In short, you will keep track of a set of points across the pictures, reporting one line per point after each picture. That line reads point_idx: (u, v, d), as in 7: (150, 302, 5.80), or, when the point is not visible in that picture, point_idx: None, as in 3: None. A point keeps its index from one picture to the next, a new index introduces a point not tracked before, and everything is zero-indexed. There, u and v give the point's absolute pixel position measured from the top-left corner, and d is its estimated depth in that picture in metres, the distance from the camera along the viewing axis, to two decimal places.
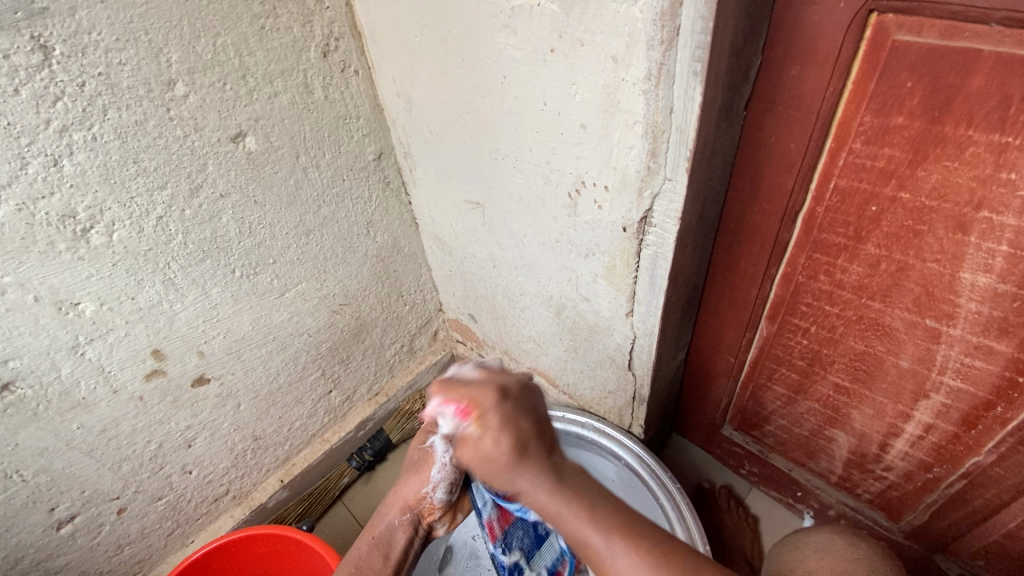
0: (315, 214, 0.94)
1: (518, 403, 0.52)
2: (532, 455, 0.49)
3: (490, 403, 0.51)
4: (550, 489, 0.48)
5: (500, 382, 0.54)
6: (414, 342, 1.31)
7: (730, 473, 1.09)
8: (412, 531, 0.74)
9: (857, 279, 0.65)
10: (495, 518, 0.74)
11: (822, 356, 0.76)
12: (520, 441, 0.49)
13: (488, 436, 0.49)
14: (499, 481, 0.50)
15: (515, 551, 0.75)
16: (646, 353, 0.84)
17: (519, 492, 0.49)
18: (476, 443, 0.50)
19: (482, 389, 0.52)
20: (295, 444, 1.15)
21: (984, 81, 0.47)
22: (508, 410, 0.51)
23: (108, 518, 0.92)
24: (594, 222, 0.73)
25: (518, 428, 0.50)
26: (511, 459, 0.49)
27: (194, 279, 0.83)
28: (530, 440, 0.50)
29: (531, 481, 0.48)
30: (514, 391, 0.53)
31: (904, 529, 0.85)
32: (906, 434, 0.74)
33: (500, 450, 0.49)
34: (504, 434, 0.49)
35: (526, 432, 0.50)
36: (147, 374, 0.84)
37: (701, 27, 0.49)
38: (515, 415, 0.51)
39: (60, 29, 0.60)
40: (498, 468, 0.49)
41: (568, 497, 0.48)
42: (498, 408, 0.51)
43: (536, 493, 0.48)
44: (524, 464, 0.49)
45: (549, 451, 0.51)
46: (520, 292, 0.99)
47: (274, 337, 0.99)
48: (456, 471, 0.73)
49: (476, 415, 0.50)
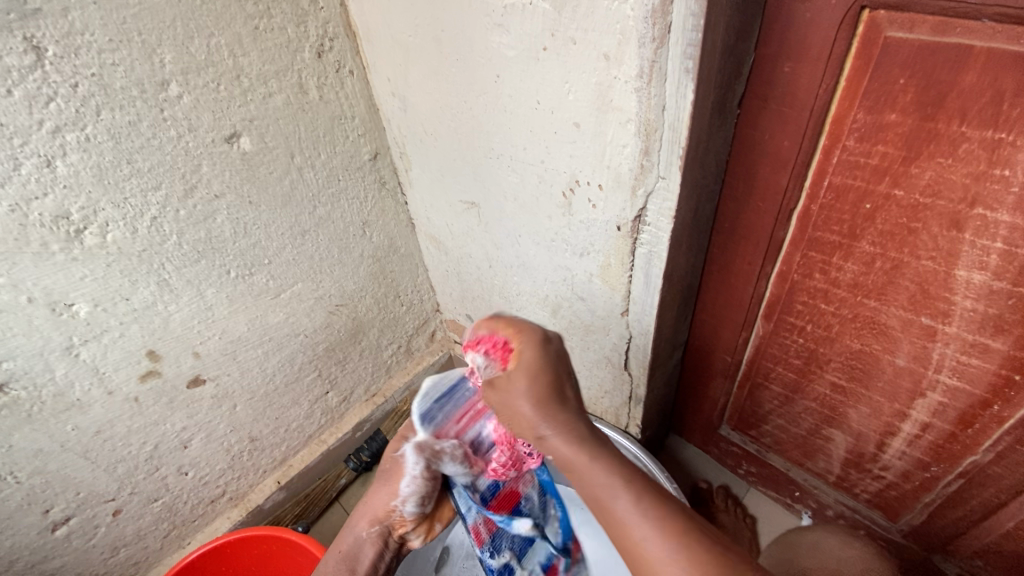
0: (311, 215, 0.94)
1: (559, 351, 0.54)
2: (561, 400, 0.51)
3: (530, 340, 0.54)
4: (577, 439, 0.49)
5: (542, 327, 0.57)
6: (411, 343, 1.31)
7: (728, 473, 1.09)
8: (382, 544, 0.73)
9: (852, 277, 0.65)
10: (480, 524, 0.72)
11: (819, 355, 0.75)
12: (549, 383, 0.51)
13: (520, 369, 0.52)
14: (523, 421, 0.51)
15: (505, 554, 0.74)
16: (642, 353, 0.83)
17: (542, 434, 0.50)
18: (508, 376, 0.52)
19: (523, 325, 0.56)
20: (292, 445, 1.15)
21: (977, 77, 0.46)
22: (544, 351, 0.53)
23: (104, 520, 0.91)
24: (588, 221, 0.73)
25: (551, 372, 0.52)
26: (541, 398, 0.50)
27: (189, 279, 0.83)
28: (562, 385, 0.52)
29: (560, 426, 0.49)
30: (556, 340, 0.56)
31: (902, 528, 0.85)
32: (903, 433, 0.73)
33: (523, 390, 0.51)
34: (537, 362, 0.52)
35: (557, 376, 0.52)
36: (142, 375, 0.84)
37: (692, 24, 0.49)
38: (550, 357, 0.53)
39: (53, 30, 0.60)
40: (524, 403, 0.50)
41: (595, 450, 0.48)
42: (536, 347, 0.53)
43: (563, 439, 0.49)
44: (550, 411, 0.50)
45: (578, 405, 0.52)
46: (517, 292, 0.99)
47: (271, 338, 0.99)
48: (426, 485, 0.71)
49: (514, 347, 0.53)
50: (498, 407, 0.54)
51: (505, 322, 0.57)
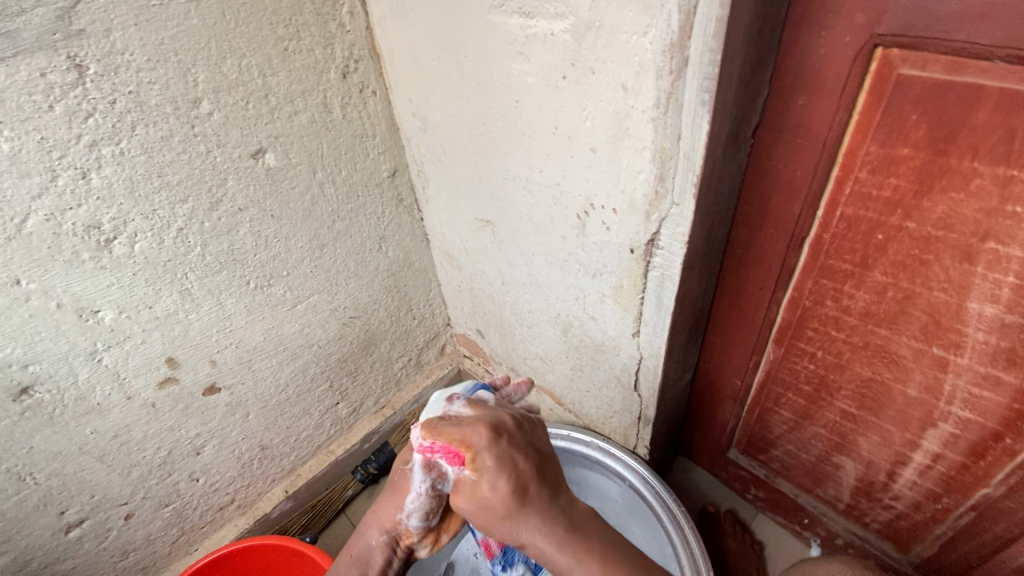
0: (329, 229, 0.96)
1: (510, 443, 0.55)
2: (523, 501, 0.53)
3: (482, 444, 0.54)
4: (546, 534, 0.53)
5: (491, 418, 0.57)
6: (421, 356, 1.32)
7: (736, 497, 1.08)
8: (390, 551, 0.74)
9: (864, 305, 0.66)
10: (490, 538, 0.78)
11: (829, 382, 0.76)
12: (512, 485, 0.53)
13: (484, 480, 0.53)
14: (499, 527, 0.54)
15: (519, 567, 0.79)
16: (653, 373, 0.84)
17: (518, 536, 0.54)
18: (474, 487, 0.53)
19: (473, 427, 0.56)
20: (301, 455, 1.16)
21: (988, 115, 0.48)
22: (499, 450, 0.54)
23: (116, 524, 0.93)
24: (601, 243, 0.74)
25: (515, 473, 0.54)
26: (505, 506, 0.53)
27: (210, 289, 0.85)
28: (530, 484, 0.54)
29: (535, 531, 0.53)
30: (508, 431, 0.56)
31: (913, 560, 0.84)
32: (914, 463, 0.73)
33: (491, 498, 0.53)
34: (500, 472, 0.53)
35: (518, 475, 0.54)
36: (160, 381, 0.86)
37: (709, 59, 0.50)
38: (509, 456, 0.54)
39: (95, 49, 0.63)
40: (493, 514, 0.53)
41: (571, 544, 0.53)
42: (490, 450, 0.54)
43: (538, 541, 0.53)
44: (518, 510, 0.53)
45: (543, 496, 0.54)
46: (528, 309, 1.00)
47: (285, 348, 1.01)
48: (429, 503, 0.70)
49: (468, 462, 0.54)
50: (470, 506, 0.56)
51: (450, 430, 0.56)
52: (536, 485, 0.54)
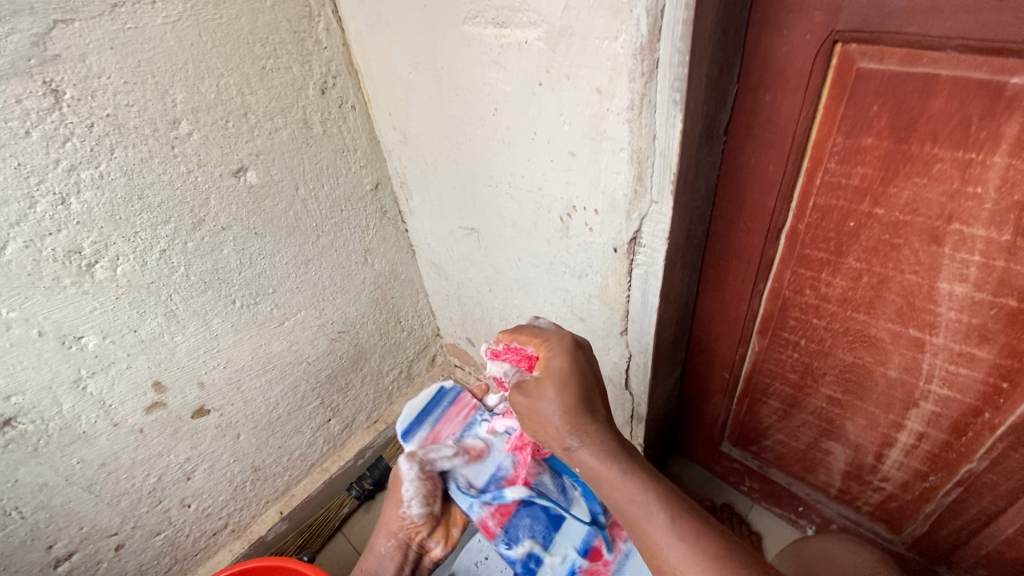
0: (314, 244, 0.96)
1: (578, 357, 0.66)
2: (581, 418, 0.61)
3: (552, 351, 0.67)
4: (597, 454, 0.59)
5: (564, 334, 0.69)
6: (412, 368, 1.31)
7: (730, 491, 1.09)
8: (401, 557, 0.75)
9: (841, 292, 0.68)
10: (487, 517, 0.75)
11: (814, 369, 0.77)
12: (574, 400, 0.61)
13: (548, 380, 0.64)
14: (551, 432, 0.62)
15: (525, 541, 0.75)
16: (642, 370, 0.85)
17: (569, 441, 0.61)
18: (536, 391, 0.64)
19: (549, 337, 0.68)
20: (294, 474, 1.15)
21: (945, 103, 0.50)
22: (562, 361, 0.65)
23: (106, 555, 0.90)
24: (585, 245, 0.76)
25: (572, 386, 0.62)
26: (563, 413, 0.61)
27: (195, 310, 0.85)
28: (583, 402, 0.62)
29: (580, 441, 0.60)
30: (577, 355, 0.66)
31: (906, 540, 0.85)
32: (900, 443, 0.75)
33: (553, 403, 0.62)
34: (561, 368, 0.64)
35: (580, 393, 0.62)
36: (148, 406, 0.85)
37: (678, 60, 0.52)
38: (573, 369, 0.64)
39: (71, 74, 0.63)
40: (549, 419, 0.62)
41: (613, 459, 0.58)
42: (557, 355, 0.66)
43: (585, 451, 0.59)
44: (573, 421, 0.60)
45: (599, 421, 0.61)
46: (517, 315, 1.01)
47: (274, 366, 1.00)
48: (425, 483, 0.77)
49: (541, 360, 0.66)
50: (525, 411, 0.64)
51: (530, 336, 0.70)
52: (588, 400, 0.62)
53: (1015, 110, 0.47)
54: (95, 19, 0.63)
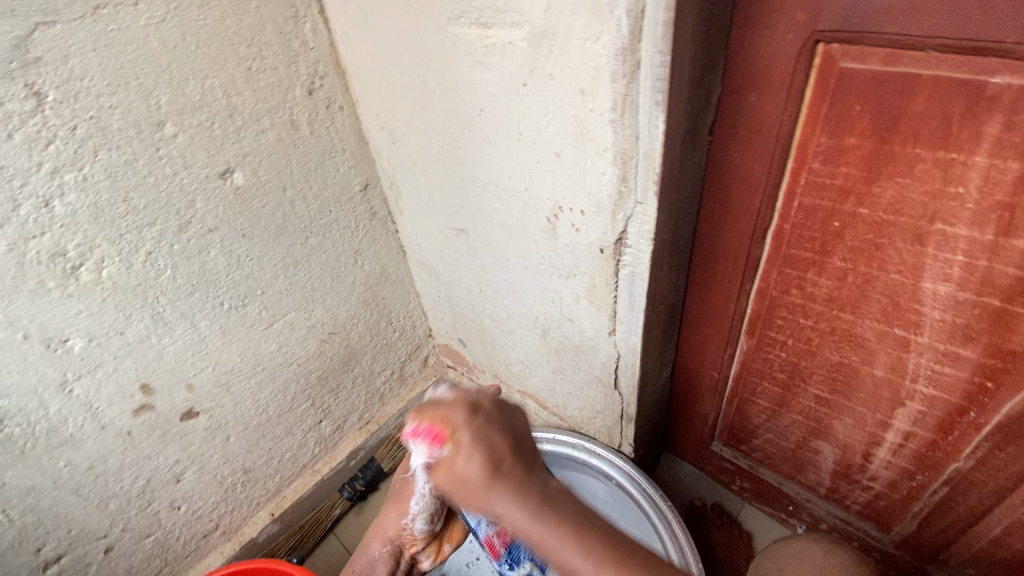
0: (302, 245, 0.96)
1: (490, 417, 0.51)
2: (506, 477, 0.46)
3: (461, 419, 0.50)
4: (532, 512, 0.45)
5: (470, 399, 0.53)
6: (404, 369, 1.31)
7: (722, 490, 1.09)
8: (393, 563, 0.76)
9: (827, 291, 0.67)
10: (492, 536, 0.79)
11: (802, 369, 0.77)
12: (495, 458, 0.47)
13: (461, 454, 0.47)
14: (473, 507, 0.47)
15: (525, 565, 0.79)
16: (631, 371, 0.85)
17: (496, 516, 0.46)
18: (451, 466, 0.47)
19: (451, 409, 0.51)
20: (285, 476, 1.14)
21: (926, 103, 0.50)
22: (479, 424, 0.49)
23: (95, 558, 0.90)
24: (572, 245, 0.75)
25: (494, 447, 0.48)
26: (486, 479, 0.46)
27: (183, 312, 0.84)
28: (506, 458, 0.47)
29: (512, 507, 0.45)
30: (486, 408, 0.52)
31: (894, 538, 0.85)
32: (887, 443, 0.75)
33: (473, 469, 0.46)
34: (477, 443, 0.48)
35: (501, 448, 0.48)
36: (135, 409, 0.85)
37: (659, 60, 0.52)
38: (489, 433, 0.49)
39: (52, 76, 0.63)
40: (473, 491, 0.46)
41: (556, 524, 0.45)
42: (469, 423, 0.49)
43: (515, 517, 0.45)
44: (498, 485, 0.46)
45: (526, 472, 0.48)
46: (507, 316, 1.01)
47: (264, 368, 1.00)
48: (434, 501, 0.73)
49: (447, 434, 0.48)
50: (446, 489, 0.48)
51: (430, 412, 0.51)
52: (512, 462, 0.47)
53: (994, 110, 0.47)
54: (77, 21, 0.63)
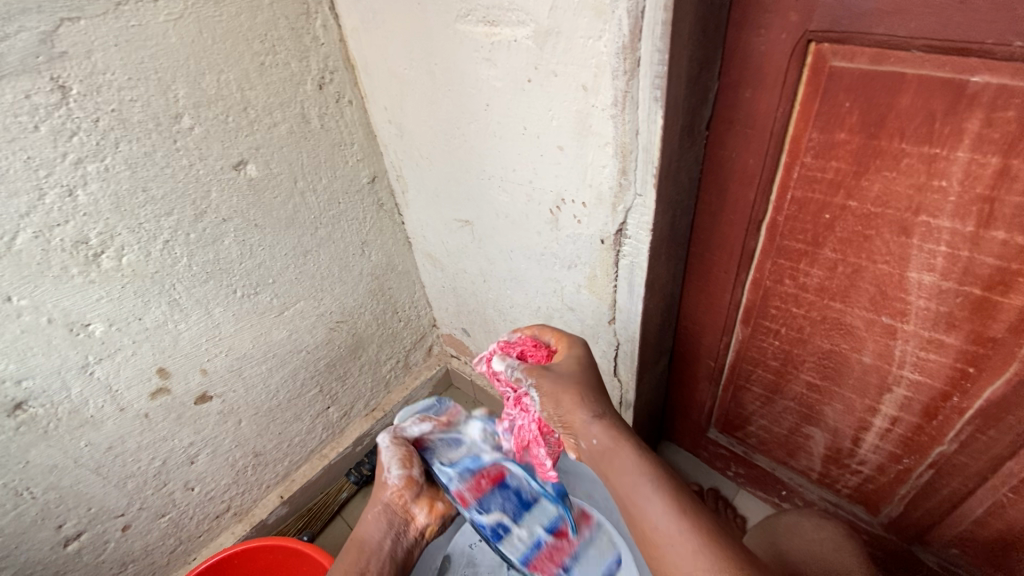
0: (312, 236, 0.99)
1: (596, 361, 0.70)
2: (595, 396, 0.63)
3: (576, 350, 0.69)
4: (606, 426, 0.60)
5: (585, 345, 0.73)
6: (409, 358, 1.34)
7: (718, 476, 1.12)
8: (389, 523, 0.69)
9: (818, 281, 0.70)
10: (463, 489, 0.72)
11: (794, 356, 0.80)
12: (589, 382, 0.65)
13: (563, 367, 0.67)
14: (559, 408, 0.63)
15: (497, 512, 0.74)
16: (630, 358, 0.88)
17: (578, 422, 0.61)
18: (554, 371, 0.66)
19: (569, 335, 0.73)
20: (294, 460, 1.18)
21: (911, 100, 0.53)
22: (585, 359, 0.68)
23: (113, 535, 0.93)
24: (574, 236, 0.78)
25: (590, 374, 0.66)
26: (578, 388, 0.63)
27: (198, 299, 0.87)
28: (597, 386, 0.65)
29: (592, 415, 0.61)
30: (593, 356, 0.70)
31: (883, 521, 0.88)
32: (875, 427, 0.78)
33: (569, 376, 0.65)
34: (578, 360, 0.68)
35: (593, 379, 0.66)
36: (152, 392, 0.88)
37: (658, 59, 0.55)
38: (588, 365, 0.67)
39: (77, 71, 0.65)
40: (565, 394, 0.63)
41: (620, 439, 0.59)
42: (579, 354, 0.69)
43: (591, 425, 0.60)
44: (587, 398, 0.62)
45: (608, 403, 0.64)
46: (510, 305, 1.04)
47: (274, 354, 1.03)
48: (402, 448, 0.74)
49: (563, 353, 0.70)
50: (540, 389, 0.65)
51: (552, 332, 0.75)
52: (601, 388, 0.65)
53: (974, 108, 0.50)
54: (100, 17, 0.65)
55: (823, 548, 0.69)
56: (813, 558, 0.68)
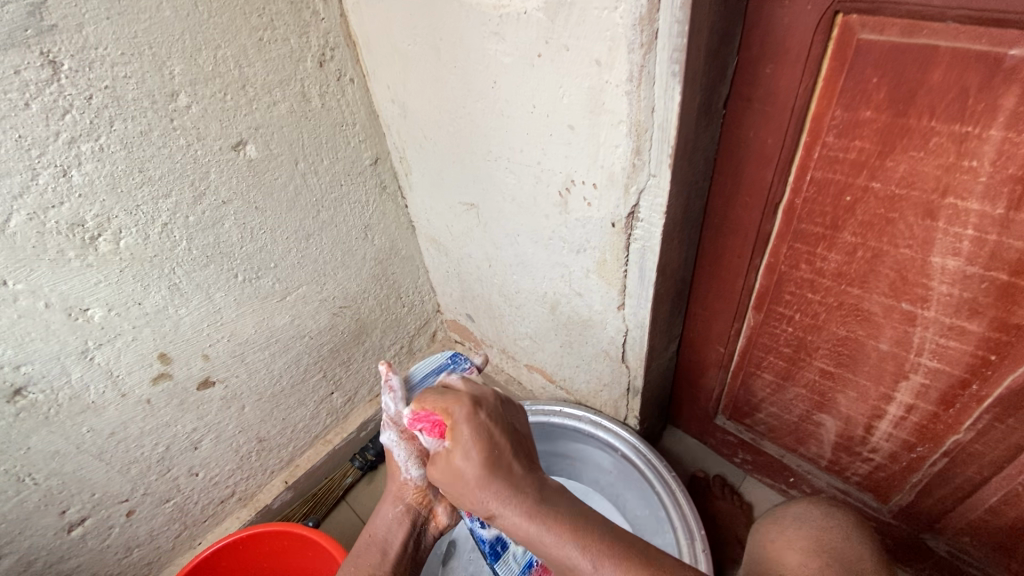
0: (314, 219, 0.97)
1: (489, 414, 0.62)
2: (498, 474, 0.57)
3: (461, 415, 0.61)
4: (519, 507, 0.55)
5: (473, 394, 0.65)
6: (413, 343, 1.33)
7: (724, 462, 1.11)
8: (409, 523, 0.74)
9: (836, 266, 0.68)
10: None
11: (807, 343, 0.79)
12: (486, 458, 0.58)
13: (460, 452, 0.59)
14: (473, 501, 0.59)
15: (493, 527, 0.83)
16: (639, 344, 0.86)
17: (490, 511, 0.57)
18: (450, 459, 0.60)
19: (455, 397, 0.63)
20: (298, 445, 1.17)
21: (943, 75, 0.50)
22: (478, 424, 0.61)
23: (118, 520, 0.93)
24: (584, 219, 0.76)
25: (485, 447, 0.59)
26: (478, 474, 0.57)
27: (198, 283, 0.86)
28: (500, 455, 0.59)
29: (500, 501, 0.56)
30: (485, 407, 0.63)
31: (892, 509, 0.87)
32: (889, 415, 0.76)
33: (469, 464, 0.58)
34: (473, 436, 0.59)
35: (494, 447, 0.59)
36: (154, 377, 0.87)
37: (677, 30, 0.52)
38: (484, 434, 0.60)
39: (67, 45, 0.63)
40: (469, 485, 0.58)
41: (534, 517, 0.55)
42: (469, 421, 0.61)
43: (502, 511, 0.56)
44: (490, 479, 0.57)
45: (514, 470, 0.58)
46: (515, 291, 1.02)
47: (277, 340, 1.01)
48: (414, 443, 0.73)
49: (450, 428, 0.60)
50: (444, 477, 0.61)
51: (433, 401, 0.64)
52: (498, 456, 0.59)
53: (1012, 83, 0.47)
54: None
55: (836, 539, 0.66)
56: (810, 554, 0.65)
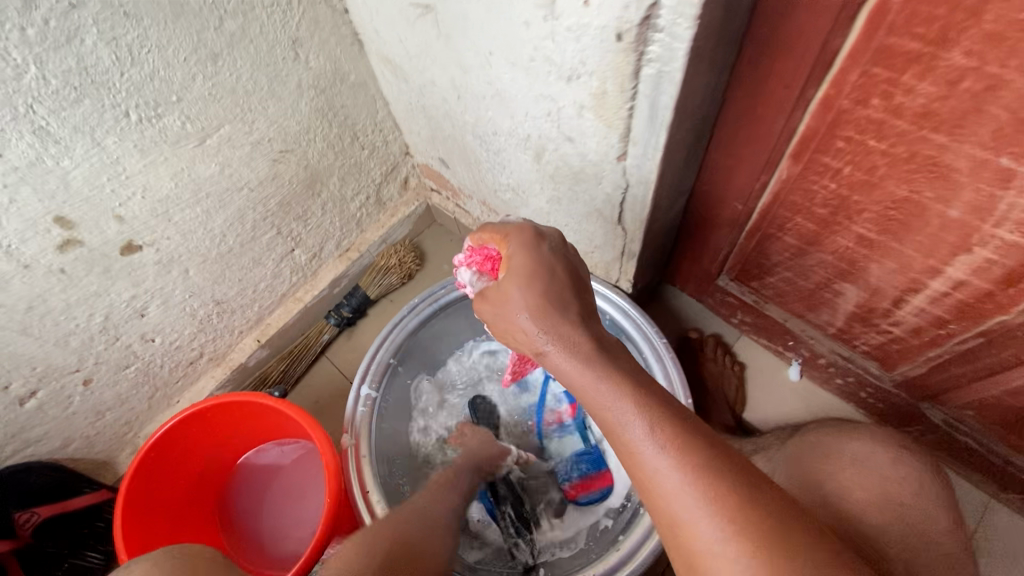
0: (217, 31, 0.71)
1: (551, 247, 0.59)
2: (563, 316, 0.54)
3: (521, 248, 0.58)
4: (584, 361, 0.51)
5: (535, 226, 0.61)
6: (381, 192, 1.15)
7: (722, 323, 1.03)
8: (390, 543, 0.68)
9: (924, 103, 0.49)
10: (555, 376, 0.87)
11: (851, 203, 0.63)
12: (548, 297, 0.55)
13: (515, 285, 0.56)
14: (529, 343, 0.55)
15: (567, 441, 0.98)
16: (641, 204, 0.71)
17: (549, 358, 0.53)
18: (502, 289, 0.57)
19: (510, 231, 0.61)
20: (265, 304, 1.09)
21: None
22: (537, 256, 0.58)
23: (76, 390, 0.88)
24: (576, 30, 0.53)
25: (550, 284, 0.56)
26: (538, 315, 0.54)
27: (75, 126, 0.66)
28: (563, 293, 0.55)
29: (563, 350, 0.52)
30: (548, 240, 0.60)
31: (895, 379, 0.82)
32: (928, 290, 0.65)
33: (520, 295, 0.55)
34: (524, 260, 0.57)
35: (557, 288, 0.56)
36: (60, 244, 0.73)
37: None
38: (546, 266, 0.57)
39: None
40: (522, 320, 0.55)
41: (601, 373, 0.49)
42: (529, 253, 0.58)
43: (567, 360, 0.52)
44: (554, 322, 0.54)
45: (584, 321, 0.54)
46: (493, 132, 0.82)
47: (207, 194, 0.85)
48: None
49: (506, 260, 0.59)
50: (495, 316, 0.59)
51: (492, 232, 0.63)
52: (564, 299, 0.55)
53: None
54: None
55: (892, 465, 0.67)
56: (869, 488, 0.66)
